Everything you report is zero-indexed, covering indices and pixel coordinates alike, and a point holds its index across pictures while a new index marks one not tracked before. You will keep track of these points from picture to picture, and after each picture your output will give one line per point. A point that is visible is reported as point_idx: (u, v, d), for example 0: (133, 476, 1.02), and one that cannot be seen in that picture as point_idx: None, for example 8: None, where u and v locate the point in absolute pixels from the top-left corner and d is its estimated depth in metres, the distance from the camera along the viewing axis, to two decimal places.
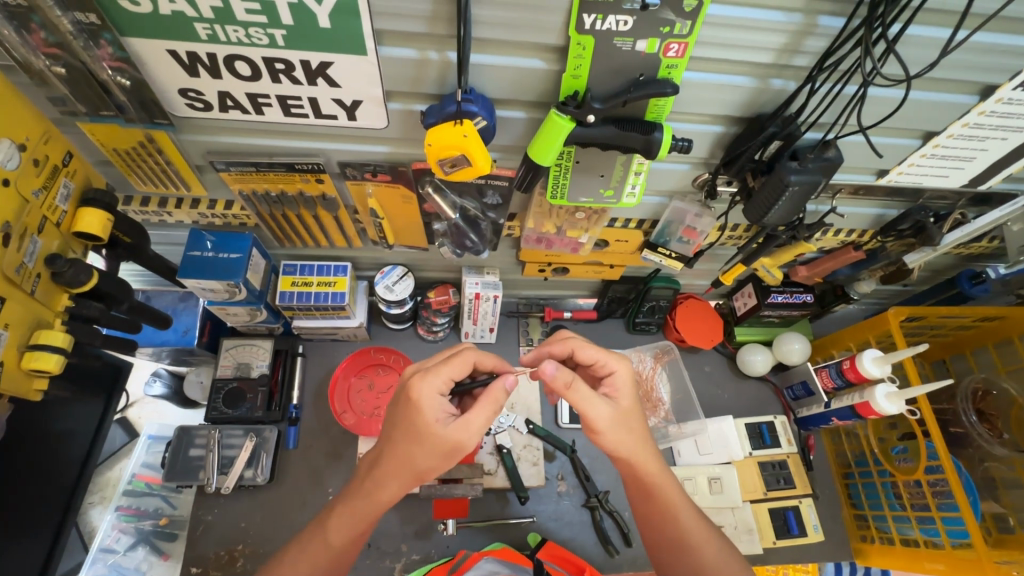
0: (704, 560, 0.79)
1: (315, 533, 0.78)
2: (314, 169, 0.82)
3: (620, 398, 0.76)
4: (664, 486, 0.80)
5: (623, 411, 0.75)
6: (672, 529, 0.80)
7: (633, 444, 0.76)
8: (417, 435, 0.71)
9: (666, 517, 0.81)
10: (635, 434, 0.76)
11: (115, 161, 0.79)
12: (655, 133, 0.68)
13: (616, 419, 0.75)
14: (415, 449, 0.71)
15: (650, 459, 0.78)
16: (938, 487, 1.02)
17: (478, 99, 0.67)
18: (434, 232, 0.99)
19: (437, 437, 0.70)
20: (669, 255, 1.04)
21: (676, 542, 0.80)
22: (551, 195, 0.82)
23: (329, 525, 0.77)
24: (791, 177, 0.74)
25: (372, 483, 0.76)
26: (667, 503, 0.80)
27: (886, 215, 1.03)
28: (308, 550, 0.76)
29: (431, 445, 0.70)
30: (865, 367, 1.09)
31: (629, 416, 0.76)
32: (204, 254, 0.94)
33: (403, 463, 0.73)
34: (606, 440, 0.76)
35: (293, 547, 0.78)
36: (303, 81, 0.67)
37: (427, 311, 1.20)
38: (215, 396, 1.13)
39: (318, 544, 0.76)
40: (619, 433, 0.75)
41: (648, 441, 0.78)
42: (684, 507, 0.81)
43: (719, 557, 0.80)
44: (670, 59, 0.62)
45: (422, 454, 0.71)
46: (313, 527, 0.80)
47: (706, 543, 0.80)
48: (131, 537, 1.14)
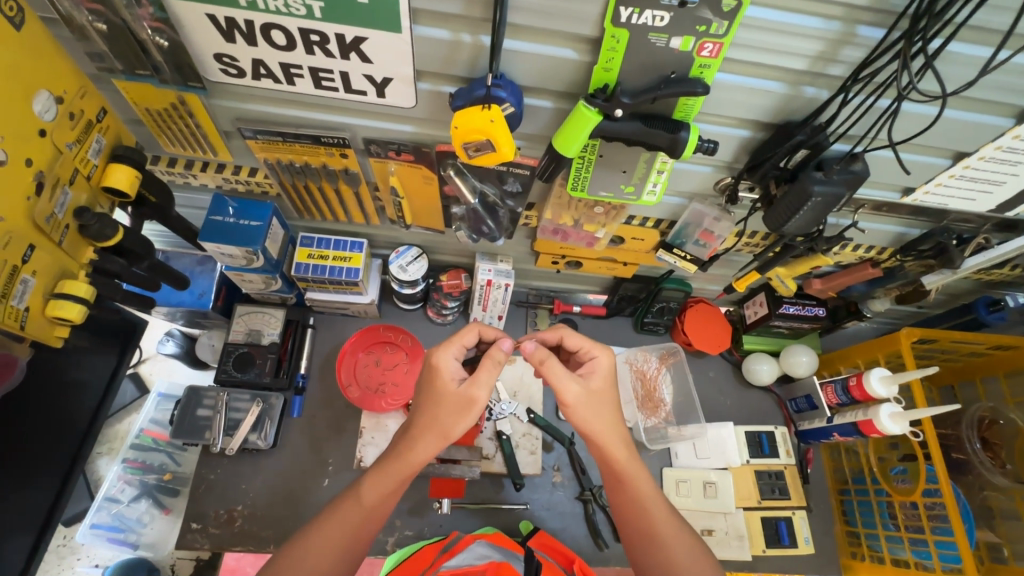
0: (674, 556, 0.79)
1: (349, 500, 0.77)
2: (339, 143, 0.83)
3: (594, 380, 0.82)
4: (632, 475, 0.83)
5: (594, 390, 0.81)
6: (643, 524, 0.82)
7: (602, 424, 0.81)
8: (436, 394, 0.77)
9: (636, 510, 0.82)
10: (607, 417, 0.81)
11: (147, 121, 0.80)
12: (682, 133, 0.68)
13: (587, 395, 0.80)
14: (436, 408, 0.76)
15: (619, 446, 0.82)
16: (934, 510, 1.02)
17: (507, 86, 0.68)
18: (452, 216, 1.00)
19: (453, 393, 0.76)
20: (684, 257, 1.03)
21: (646, 536, 0.81)
22: (572, 186, 0.82)
23: (361, 490, 0.77)
24: (815, 188, 0.74)
25: (404, 445, 0.78)
26: (637, 496, 0.82)
27: (908, 234, 1.02)
28: (334, 524, 0.75)
29: (449, 403, 0.76)
30: (871, 385, 1.10)
31: (600, 396, 0.81)
32: (225, 219, 0.96)
33: (429, 421, 0.77)
34: (580, 421, 0.81)
35: (322, 519, 0.76)
36: (337, 54, 0.67)
37: (438, 293, 1.22)
38: (225, 359, 1.15)
39: (342, 519, 0.76)
40: (589, 411, 0.80)
41: (618, 428, 0.82)
42: (652, 497, 0.83)
43: (690, 558, 0.79)
44: (703, 58, 0.62)
45: (443, 411, 0.76)
46: (331, 508, 0.78)
47: (674, 538, 0.80)
48: (136, 489, 1.20)
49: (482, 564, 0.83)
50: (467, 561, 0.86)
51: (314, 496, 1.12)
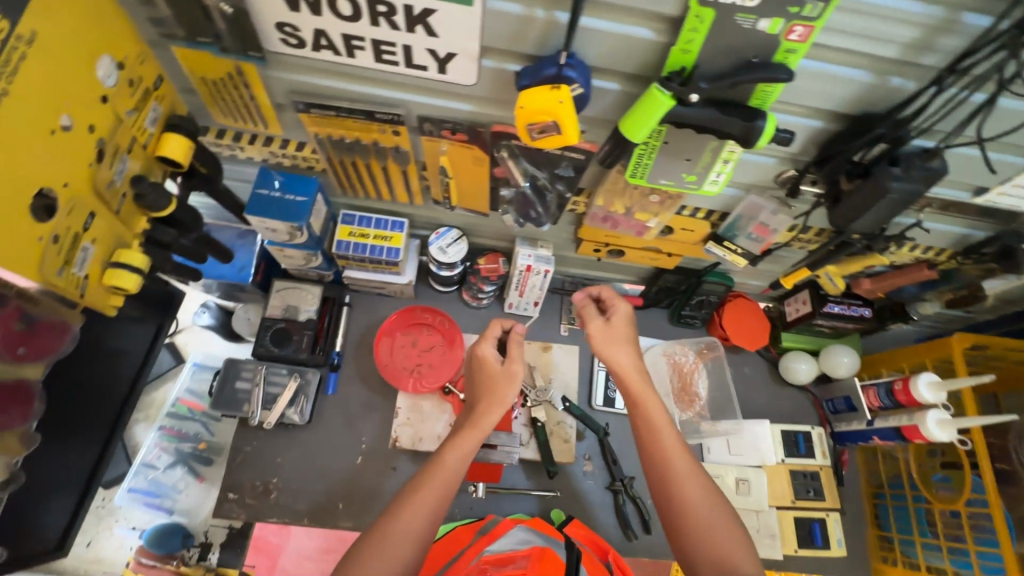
0: (687, 502, 0.78)
1: (432, 469, 0.78)
2: (392, 120, 0.81)
3: (615, 323, 0.94)
4: (648, 409, 0.86)
5: (611, 327, 0.93)
6: (659, 467, 0.81)
7: (622, 357, 0.90)
8: (491, 378, 0.89)
9: (653, 454, 0.83)
10: (624, 351, 0.91)
11: (201, 91, 0.79)
12: (757, 121, 0.64)
13: (605, 331, 0.93)
14: (490, 384, 0.88)
15: (641, 385, 0.88)
16: (977, 521, 1.01)
17: (577, 65, 0.65)
18: (499, 199, 0.98)
19: (497, 370, 0.89)
20: (734, 251, 1.00)
21: (661, 480, 0.81)
22: (631, 174, 0.79)
23: (443, 461, 0.79)
24: (892, 184, 0.70)
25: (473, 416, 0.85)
26: (656, 440, 0.83)
27: (971, 236, 0.98)
28: (420, 498, 0.74)
29: (498, 378, 0.88)
30: (918, 391, 1.06)
31: (618, 334, 0.92)
32: (272, 194, 0.95)
33: (489, 393, 0.87)
34: (602, 354, 0.92)
35: (406, 498, 0.75)
36: (402, 27, 0.65)
37: (475, 277, 1.20)
38: (264, 334, 1.15)
39: (429, 492, 0.75)
40: (608, 345, 0.92)
41: (638, 364, 0.90)
42: (672, 443, 0.83)
43: (699, 494, 0.78)
44: (790, 42, 0.59)
45: (494, 385, 0.88)
46: (414, 484, 0.77)
47: (685, 473, 0.80)
48: (171, 457, 1.23)
49: (524, 549, 0.84)
50: (509, 546, 0.87)
51: (347, 473, 1.13)
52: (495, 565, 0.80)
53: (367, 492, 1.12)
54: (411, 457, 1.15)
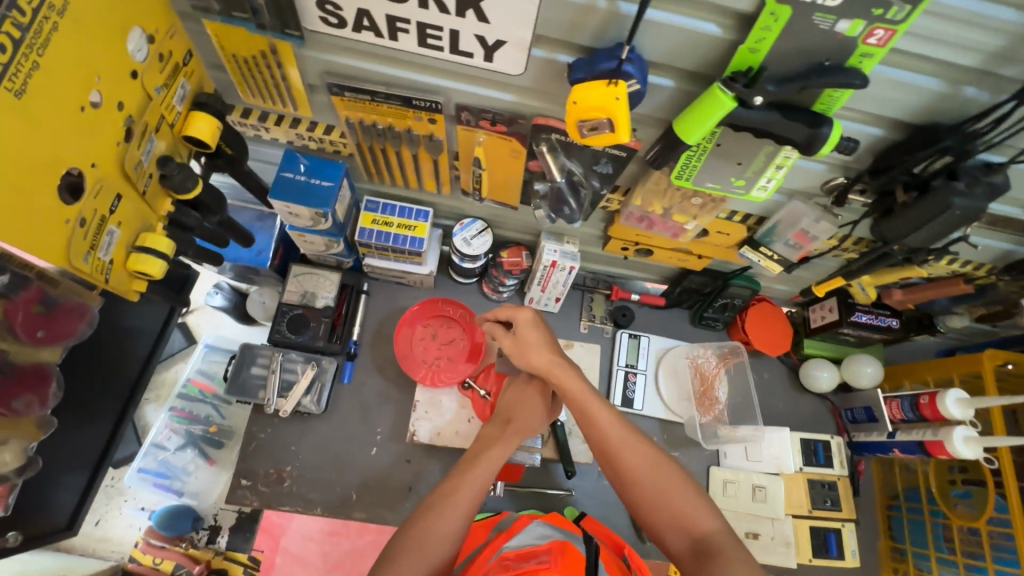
0: (632, 472, 0.77)
1: (468, 472, 0.81)
2: (430, 107, 0.77)
3: (522, 333, 0.91)
4: (575, 395, 0.83)
5: (518, 338, 0.90)
6: (601, 447, 0.80)
7: (540, 357, 0.87)
8: (534, 405, 0.92)
9: (593, 435, 0.81)
10: (541, 350, 0.88)
11: (230, 68, 0.75)
12: (823, 128, 0.61)
13: (515, 343, 0.91)
14: (523, 407, 0.92)
15: (565, 376, 0.85)
16: (999, 539, 1.00)
17: (637, 60, 0.61)
18: (532, 193, 0.95)
19: (543, 405, 0.93)
20: (770, 257, 0.98)
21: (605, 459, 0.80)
22: (677, 175, 0.76)
23: (476, 466, 0.82)
24: (955, 200, 0.67)
25: (512, 432, 0.88)
26: (593, 421, 0.81)
27: (1014, 253, 0.96)
28: (457, 499, 0.77)
29: (538, 407, 0.92)
30: (946, 407, 1.05)
31: (527, 341, 0.89)
32: (297, 177, 0.92)
33: (529, 416, 0.91)
34: (522, 362, 0.90)
35: (443, 498, 0.77)
36: (452, 10, 0.61)
37: (497, 270, 1.17)
38: (280, 319, 1.13)
39: (466, 495, 0.78)
40: (522, 353, 0.89)
41: (558, 358, 0.87)
42: (607, 420, 0.81)
43: (644, 464, 0.77)
44: (868, 46, 0.56)
45: (527, 410, 0.92)
46: (448, 487, 0.79)
47: (626, 447, 0.79)
48: (182, 438, 1.21)
49: (544, 544, 0.80)
50: (528, 542, 0.83)
51: (361, 464, 1.12)
52: (516, 561, 0.77)
53: (381, 483, 1.11)
54: (427, 451, 1.13)
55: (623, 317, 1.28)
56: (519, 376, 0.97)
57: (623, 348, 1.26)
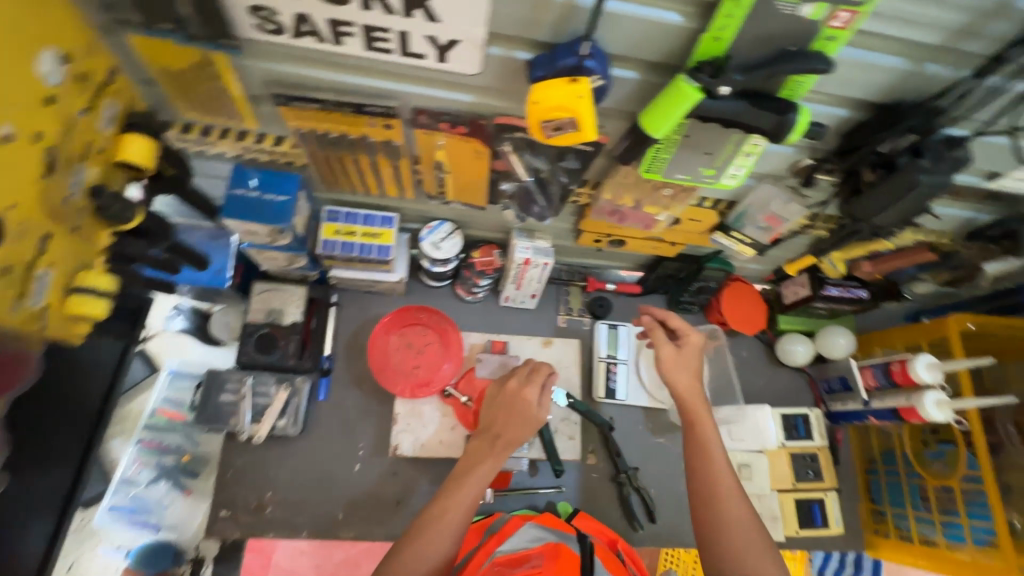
0: (730, 520, 0.78)
1: (457, 492, 0.79)
2: (385, 113, 0.73)
3: (685, 350, 0.97)
4: (704, 429, 0.87)
5: (684, 351, 0.96)
6: (705, 483, 0.82)
7: (684, 382, 0.93)
8: (521, 415, 0.88)
9: (701, 470, 0.83)
10: (688, 376, 0.94)
11: (163, 83, 0.69)
12: (791, 114, 0.60)
13: (675, 355, 0.96)
14: (511, 415, 0.88)
15: (701, 409, 0.90)
16: (972, 495, 1.04)
17: (598, 55, 0.59)
18: (499, 193, 0.92)
19: (531, 416, 0.88)
20: (743, 241, 0.98)
21: (704, 495, 0.81)
22: (646, 168, 0.74)
23: (463, 485, 0.80)
24: (921, 178, 0.67)
25: (500, 446, 0.84)
26: (707, 458, 0.84)
27: (976, 219, 0.98)
28: (444, 522, 0.75)
29: (525, 417, 0.87)
30: (917, 372, 1.07)
31: (685, 359, 0.96)
32: (248, 194, 0.87)
33: (515, 426, 0.87)
34: (664, 375, 0.95)
35: (433, 521, 0.75)
36: (398, 10, 0.57)
37: (471, 271, 1.15)
38: (247, 340, 1.08)
39: (455, 517, 0.76)
40: (676, 365, 0.95)
41: (699, 389, 0.92)
42: (721, 466, 0.83)
43: (743, 518, 0.78)
44: (832, 29, 0.54)
45: (515, 418, 0.87)
46: (438, 507, 0.77)
47: (730, 497, 0.80)
48: (153, 471, 1.17)
49: (536, 547, 0.79)
50: (521, 546, 0.81)
51: (346, 482, 1.09)
52: (508, 567, 0.75)
53: (368, 499, 1.09)
54: (414, 463, 1.10)
55: (601, 308, 1.28)
56: (505, 385, 0.92)
57: (602, 340, 1.24)
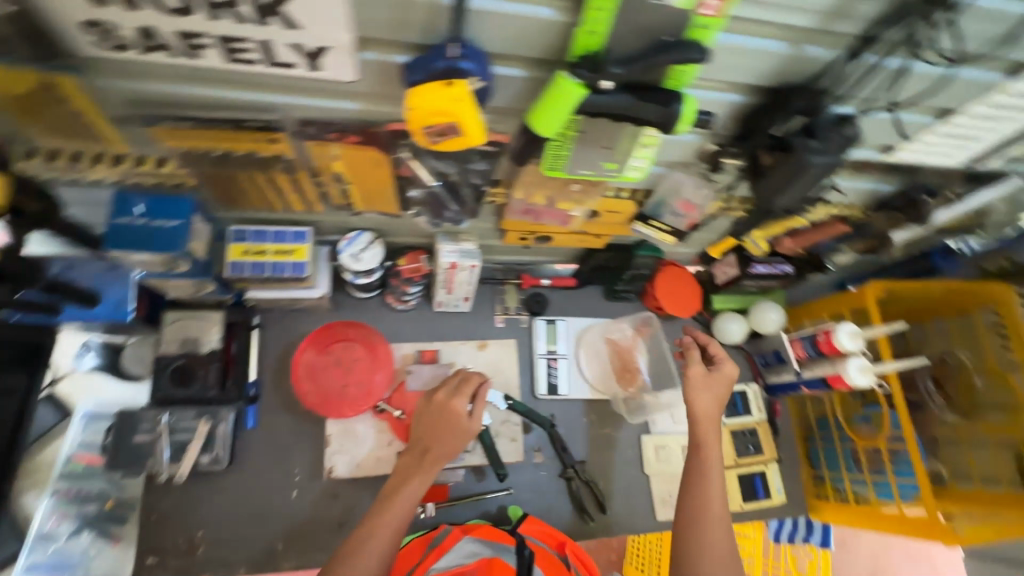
0: (710, 546, 0.80)
1: (383, 511, 0.78)
2: (266, 127, 0.69)
3: (714, 375, 0.96)
4: (709, 455, 0.88)
5: (714, 376, 0.95)
6: (695, 504, 0.84)
7: (707, 404, 0.92)
8: (449, 427, 0.86)
9: (694, 489, 0.86)
10: (712, 400, 0.93)
11: (5, 110, 0.63)
12: (674, 105, 0.60)
13: (702, 376, 0.95)
14: (438, 428, 0.86)
15: (712, 435, 0.90)
16: (897, 453, 1.09)
17: (473, 54, 0.56)
18: (408, 200, 0.88)
19: (461, 428, 0.86)
20: (662, 229, 0.97)
21: (690, 514, 0.84)
22: (547, 166, 0.72)
23: (390, 506, 0.79)
24: (813, 159, 0.68)
25: (428, 462, 0.83)
26: (703, 480, 0.86)
27: (880, 190, 1.01)
28: (369, 546, 0.74)
29: (454, 430, 0.86)
30: (840, 341, 1.10)
31: (713, 383, 0.95)
32: (134, 222, 0.80)
33: (442, 440, 0.85)
34: (686, 393, 0.95)
35: (357, 546, 0.75)
36: (251, 18, 0.52)
37: (397, 280, 1.11)
38: (161, 374, 1.01)
39: (380, 541, 0.75)
40: (700, 386, 0.94)
41: (718, 417, 0.92)
42: (716, 496, 0.84)
43: (724, 546, 0.81)
44: (703, 18, 0.54)
45: (443, 432, 0.86)
46: (364, 530, 0.77)
47: (718, 528, 0.82)
48: (74, 521, 1.04)
49: (471, 564, 0.82)
50: (456, 562, 0.83)
51: (284, 510, 1.05)
52: None
53: (309, 526, 1.04)
54: (354, 483, 1.07)
55: (538, 305, 1.25)
56: (432, 397, 0.89)
57: (541, 334, 1.24)
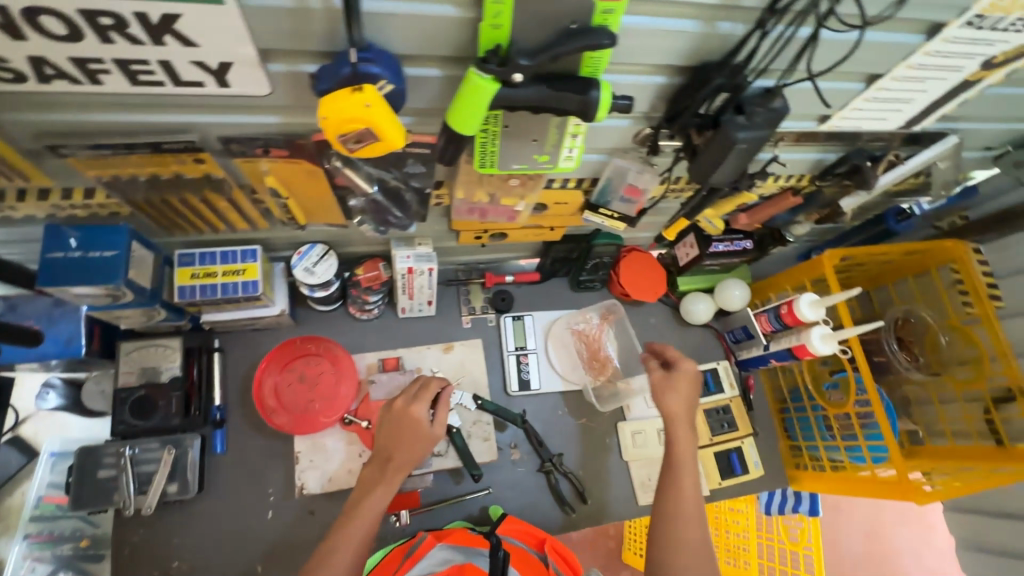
0: (684, 539, 0.81)
1: (350, 521, 0.79)
2: (187, 148, 0.67)
3: (676, 376, 0.98)
4: (682, 451, 0.89)
5: (675, 376, 0.98)
6: (669, 500, 0.85)
7: (676, 404, 0.95)
8: (410, 434, 0.85)
9: (669, 486, 0.87)
10: (680, 399, 0.95)
11: None
12: (592, 92, 0.59)
13: (664, 379, 0.98)
14: (399, 435, 0.85)
15: (683, 432, 0.91)
16: (865, 417, 1.10)
17: (380, 58, 0.55)
18: (351, 209, 0.87)
19: (424, 433, 0.86)
20: (611, 216, 0.97)
21: (665, 510, 0.84)
22: (479, 163, 0.72)
23: (355, 517, 0.80)
24: (739, 134, 0.68)
25: (390, 469, 0.84)
26: (676, 476, 0.87)
27: (825, 159, 1.01)
28: (335, 558, 0.75)
29: (415, 435, 0.86)
30: (801, 311, 1.11)
31: (677, 382, 0.97)
32: (69, 255, 0.78)
33: (405, 447, 0.85)
34: (655, 397, 0.97)
35: (323, 558, 0.76)
36: (144, 39, 0.51)
37: (357, 289, 1.10)
38: (120, 408, 0.99)
39: (346, 552, 0.76)
40: (666, 388, 0.97)
41: (688, 415, 0.94)
42: (689, 491, 0.85)
43: (698, 539, 0.81)
44: (605, 3, 0.53)
45: (404, 439, 0.85)
46: (331, 541, 0.78)
47: (691, 522, 0.82)
48: (49, 565, 1.05)
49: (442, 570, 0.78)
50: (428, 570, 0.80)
51: (260, 532, 1.03)
52: None
53: (286, 545, 1.03)
54: (329, 497, 1.06)
55: (503, 302, 1.24)
56: (392, 405, 0.89)
57: (509, 333, 1.24)
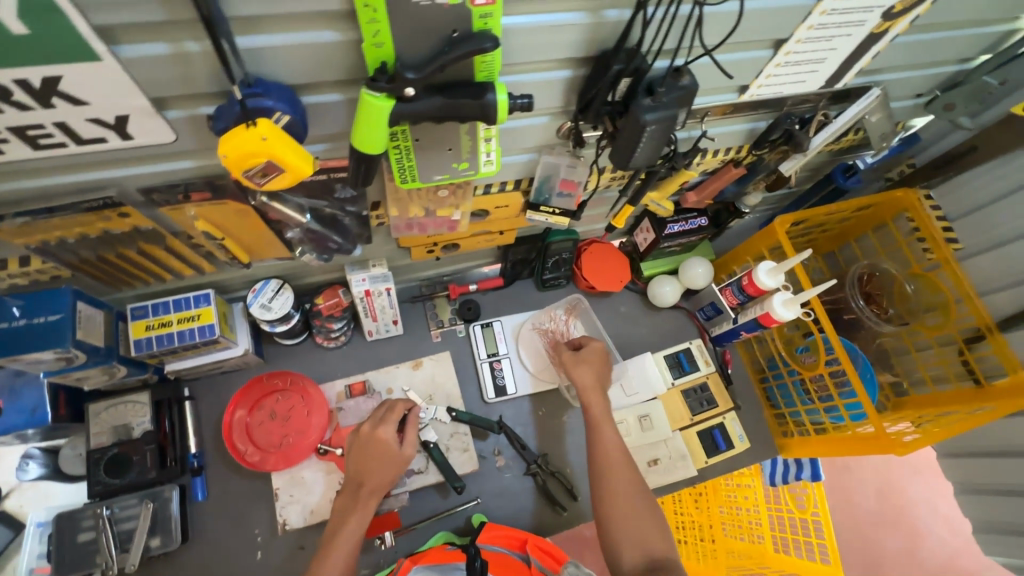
0: (616, 491, 0.86)
1: (330, 553, 0.79)
2: (107, 204, 0.68)
3: (584, 353, 1.03)
4: (598, 414, 0.95)
5: (582, 354, 1.02)
6: (598, 458, 0.91)
7: (587, 375, 0.99)
8: (380, 457, 0.86)
9: (596, 450, 0.92)
10: (590, 372, 1.00)
11: None
12: (488, 96, 0.60)
13: (571, 357, 1.02)
14: (369, 457, 0.86)
15: (597, 398, 0.97)
16: (838, 377, 1.10)
17: (271, 91, 0.56)
18: (291, 241, 0.88)
19: (393, 455, 0.86)
20: (554, 213, 0.97)
21: (597, 468, 0.90)
22: (401, 180, 0.73)
23: (333, 549, 0.79)
24: (646, 116, 0.69)
25: (365, 492, 0.84)
26: (599, 439, 0.92)
27: (757, 128, 1.02)
28: None
29: (384, 457, 0.86)
30: (761, 280, 1.11)
31: (584, 357, 1.02)
32: (14, 325, 0.79)
33: (376, 469, 0.85)
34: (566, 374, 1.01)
35: None
36: (33, 104, 0.52)
37: (319, 319, 1.11)
38: (95, 468, 0.99)
39: None
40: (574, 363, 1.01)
41: (599, 383, 0.99)
42: (612, 447, 0.91)
43: (630, 489, 0.86)
44: (480, 8, 0.53)
45: (376, 462, 0.85)
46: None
47: (621, 475, 0.88)
48: None
49: None
50: None
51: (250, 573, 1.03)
52: None
53: None
54: (315, 529, 1.06)
55: (469, 311, 1.25)
56: (359, 430, 0.89)
57: (480, 341, 1.24)
